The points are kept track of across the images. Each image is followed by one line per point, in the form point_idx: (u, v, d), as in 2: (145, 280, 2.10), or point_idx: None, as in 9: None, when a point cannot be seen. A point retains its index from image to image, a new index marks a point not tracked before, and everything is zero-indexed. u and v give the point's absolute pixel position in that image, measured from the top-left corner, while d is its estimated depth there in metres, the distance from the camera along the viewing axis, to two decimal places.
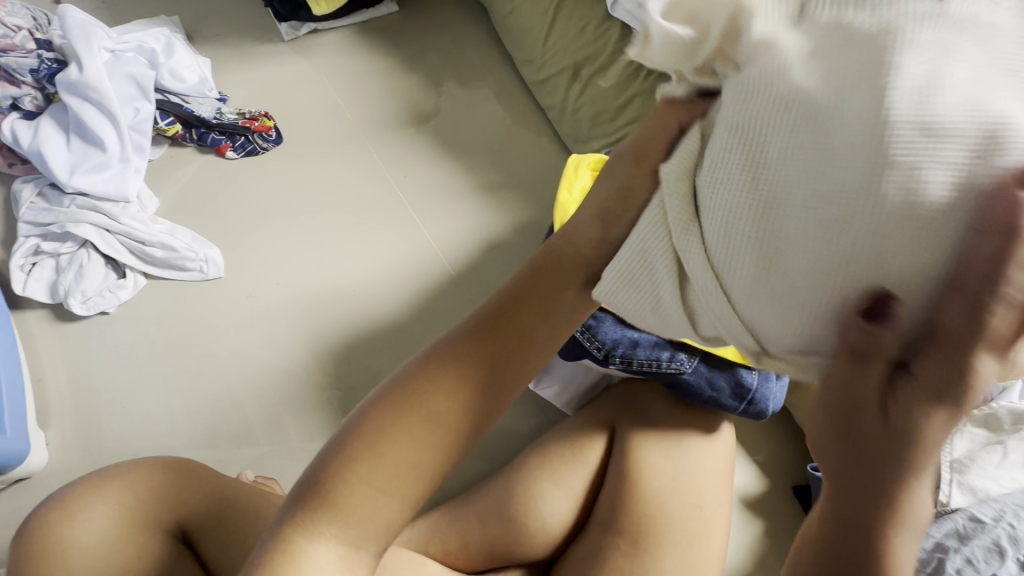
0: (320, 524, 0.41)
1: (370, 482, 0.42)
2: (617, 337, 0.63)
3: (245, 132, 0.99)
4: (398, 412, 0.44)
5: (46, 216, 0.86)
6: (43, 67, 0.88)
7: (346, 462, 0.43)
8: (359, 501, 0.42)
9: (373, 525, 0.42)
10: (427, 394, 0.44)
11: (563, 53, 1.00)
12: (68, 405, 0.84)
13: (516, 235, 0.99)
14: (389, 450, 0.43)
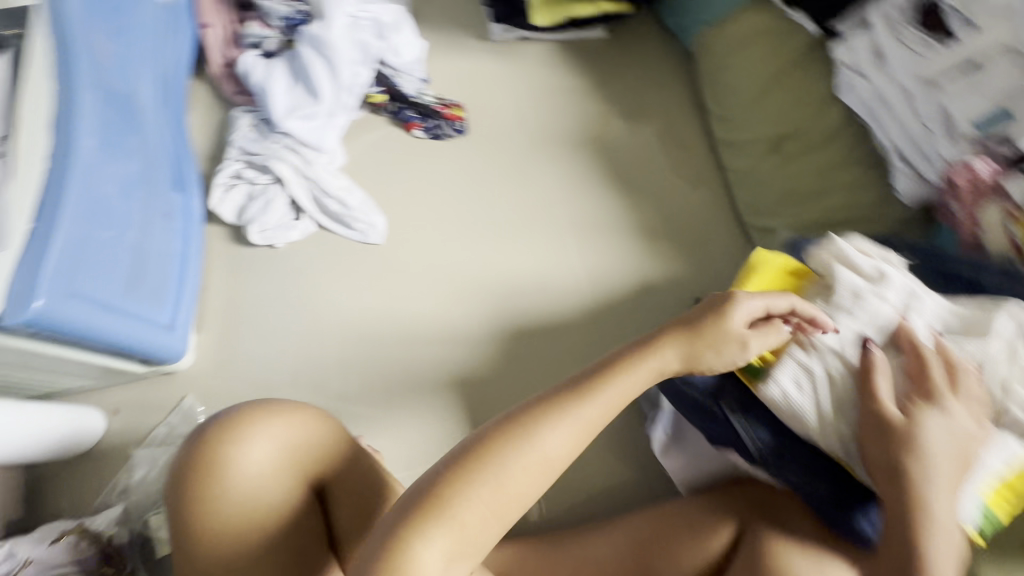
0: (425, 530, 0.45)
1: (474, 505, 0.47)
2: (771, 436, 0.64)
3: (437, 116, 1.03)
4: (503, 456, 0.48)
5: (256, 148, 0.94)
6: (293, 18, 0.97)
7: (449, 484, 0.47)
8: (466, 522, 0.46)
9: (474, 544, 0.47)
10: (538, 443, 0.49)
11: (767, 121, 0.95)
12: (220, 320, 0.90)
13: (663, 290, 0.97)
14: (503, 480, 0.48)
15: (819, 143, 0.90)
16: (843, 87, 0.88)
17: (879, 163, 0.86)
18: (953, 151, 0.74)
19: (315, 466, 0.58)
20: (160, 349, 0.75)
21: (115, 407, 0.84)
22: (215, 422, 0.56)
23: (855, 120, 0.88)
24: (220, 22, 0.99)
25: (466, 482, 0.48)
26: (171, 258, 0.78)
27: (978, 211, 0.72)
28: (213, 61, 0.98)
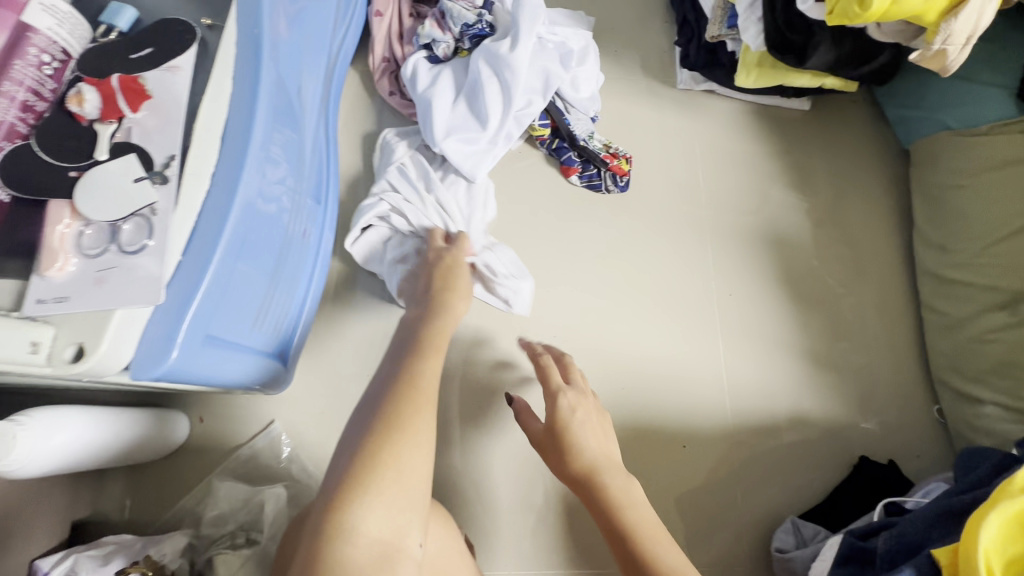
0: (360, 502, 0.44)
1: (394, 467, 0.46)
2: None
3: (602, 166, 0.90)
4: (382, 428, 0.48)
5: (397, 183, 0.81)
6: (476, 27, 0.86)
7: (364, 450, 0.47)
8: (393, 482, 0.45)
9: (404, 504, 0.45)
10: (415, 389, 0.53)
11: (1010, 271, 0.76)
12: (319, 343, 0.80)
13: (818, 430, 0.82)
14: (402, 434, 0.48)
15: None
16: None
17: None
18: None
19: None
20: (268, 382, 0.68)
21: (201, 414, 0.77)
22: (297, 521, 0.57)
23: None
24: (391, 10, 0.90)
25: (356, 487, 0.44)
26: (295, 285, 0.69)
27: None
28: (376, 53, 0.90)
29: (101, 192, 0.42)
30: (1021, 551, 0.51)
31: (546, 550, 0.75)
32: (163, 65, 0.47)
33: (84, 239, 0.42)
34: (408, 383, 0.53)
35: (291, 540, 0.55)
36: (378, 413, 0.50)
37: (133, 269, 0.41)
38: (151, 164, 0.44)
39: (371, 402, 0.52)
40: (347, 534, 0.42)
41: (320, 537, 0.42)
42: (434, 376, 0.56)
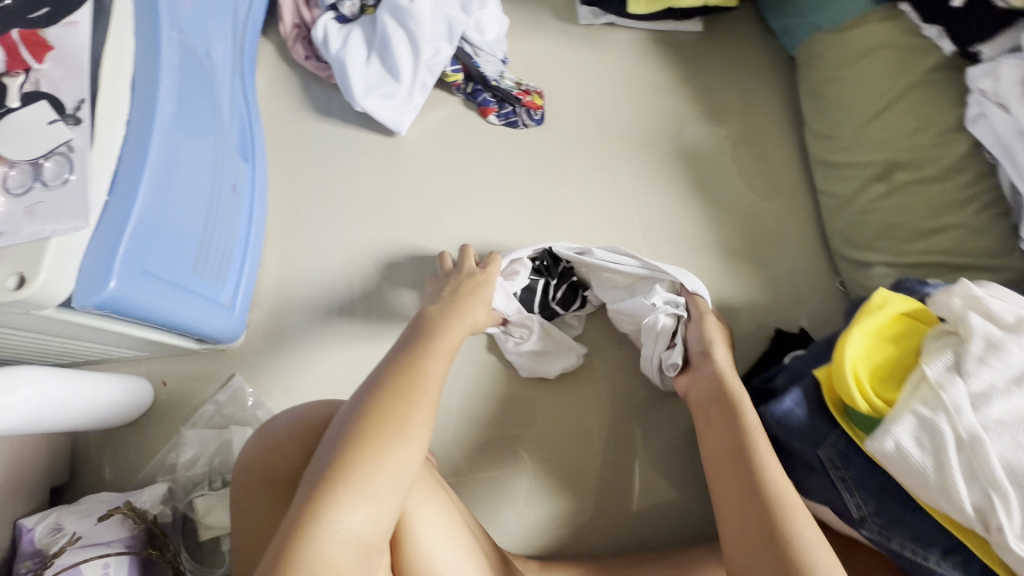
0: (349, 501, 0.46)
1: (389, 472, 0.49)
2: (878, 500, 0.55)
3: (515, 103, 0.96)
4: (377, 429, 0.50)
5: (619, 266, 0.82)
6: None
7: (356, 447, 0.49)
8: (384, 488, 0.48)
9: (391, 502, 0.48)
10: (419, 396, 0.54)
11: (879, 146, 0.86)
12: (270, 298, 0.85)
13: (737, 314, 0.91)
14: (397, 440, 0.50)
15: (937, 176, 0.82)
16: (973, 118, 0.80)
17: (1005, 205, 0.78)
18: None
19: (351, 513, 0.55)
20: (221, 331, 0.73)
21: (163, 378, 0.81)
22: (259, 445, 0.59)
23: (983, 157, 0.80)
24: None
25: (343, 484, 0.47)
26: (232, 236, 0.74)
27: None
28: (285, 20, 0.93)
29: (20, 135, 0.46)
30: (882, 357, 0.59)
31: (504, 451, 0.82)
32: (61, 21, 0.50)
33: (7, 179, 0.45)
34: (416, 388, 0.54)
35: (270, 442, 0.58)
36: (381, 415, 0.51)
37: (59, 202, 0.46)
38: (63, 108, 0.47)
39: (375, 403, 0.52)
40: (336, 523, 0.45)
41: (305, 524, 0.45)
42: (440, 378, 0.58)
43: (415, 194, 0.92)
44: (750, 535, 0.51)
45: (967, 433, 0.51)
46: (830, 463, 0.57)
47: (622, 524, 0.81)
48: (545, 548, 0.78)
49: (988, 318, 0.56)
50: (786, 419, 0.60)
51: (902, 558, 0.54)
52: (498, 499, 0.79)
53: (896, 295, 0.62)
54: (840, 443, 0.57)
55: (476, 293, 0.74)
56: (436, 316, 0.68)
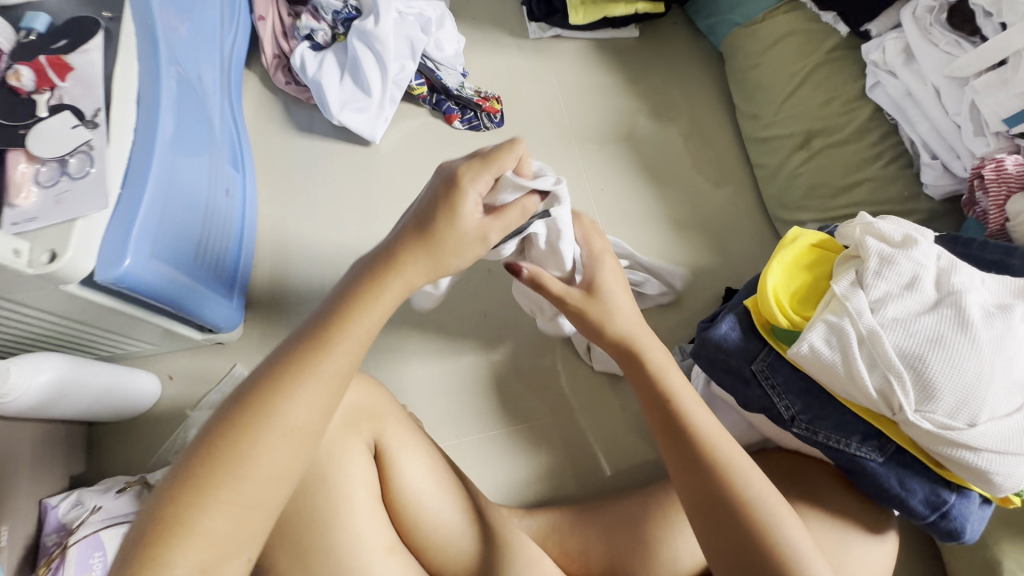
0: (176, 544, 0.40)
1: (228, 507, 0.42)
2: (805, 401, 0.61)
3: (476, 108, 1.07)
4: (225, 449, 0.43)
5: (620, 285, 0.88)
6: (344, 12, 1.03)
7: (197, 473, 0.42)
8: (223, 524, 0.41)
9: (235, 540, 0.42)
10: (279, 415, 0.44)
11: (798, 118, 0.98)
12: (263, 294, 0.93)
13: (691, 277, 1.00)
14: (239, 470, 0.42)
15: (849, 139, 0.93)
16: (871, 86, 0.91)
17: (908, 158, 0.89)
18: (984, 146, 0.76)
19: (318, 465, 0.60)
20: (222, 318, 0.81)
21: (169, 372, 0.88)
22: None
23: (885, 118, 0.91)
24: (272, 13, 1.06)
25: (180, 516, 0.41)
26: (225, 235, 0.82)
27: (1007, 202, 0.74)
28: (266, 51, 1.05)
29: (47, 138, 0.55)
30: (799, 281, 0.66)
31: (486, 416, 0.89)
32: (78, 49, 0.61)
33: (38, 175, 0.54)
34: (282, 402, 0.45)
35: None
36: (222, 441, 0.43)
37: (82, 189, 0.55)
38: (83, 116, 0.57)
39: (223, 425, 0.44)
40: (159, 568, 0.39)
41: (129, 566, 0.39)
42: (331, 379, 0.47)
43: (391, 194, 1.02)
44: (722, 539, 0.50)
45: (866, 330, 0.57)
46: (761, 375, 0.63)
47: (599, 474, 0.87)
48: (531, 500, 0.84)
49: (882, 237, 0.64)
50: (721, 341, 0.66)
51: (830, 449, 0.60)
52: (483, 460, 0.86)
53: (806, 230, 0.69)
54: (770, 358, 0.64)
55: (451, 214, 0.52)
56: (363, 278, 0.51)
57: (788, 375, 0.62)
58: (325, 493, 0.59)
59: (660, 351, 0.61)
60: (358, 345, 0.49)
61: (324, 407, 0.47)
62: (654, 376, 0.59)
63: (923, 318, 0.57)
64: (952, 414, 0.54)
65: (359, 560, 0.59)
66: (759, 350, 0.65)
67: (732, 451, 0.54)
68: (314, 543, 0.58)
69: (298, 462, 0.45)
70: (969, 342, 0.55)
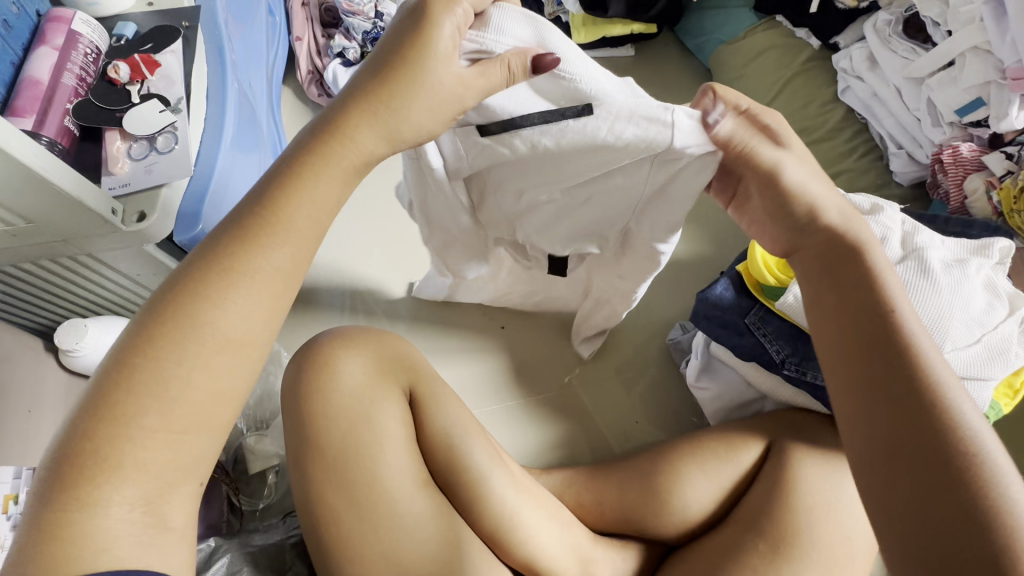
0: (106, 477, 0.40)
1: (157, 436, 0.41)
2: (794, 346, 0.69)
3: None
4: (151, 371, 0.42)
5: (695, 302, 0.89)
6: (373, 32, 1.15)
7: (125, 398, 0.41)
8: (154, 452, 0.41)
9: (176, 468, 0.42)
10: (201, 325, 0.43)
11: (781, 119, 1.08)
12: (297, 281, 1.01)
13: (690, 264, 1.10)
14: (162, 392, 0.42)
15: (827, 136, 1.03)
16: (843, 90, 1.03)
17: (879, 151, 1.00)
18: (941, 134, 0.87)
19: (357, 409, 0.67)
20: None
21: None
22: (296, 356, 0.72)
23: (856, 118, 1.03)
24: (307, 35, 1.18)
25: (114, 446, 0.40)
26: None
27: (963, 182, 0.84)
28: (302, 67, 1.17)
29: (139, 119, 0.65)
30: None
31: (504, 388, 0.96)
32: (162, 51, 0.71)
33: (131, 150, 0.64)
34: (211, 308, 0.44)
35: (301, 354, 0.71)
36: (136, 358, 0.42)
37: (167, 162, 0.64)
38: (168, 102, 0.67)
39: (141, 341, 0.42)
40: (95, 505, 0.39)
41: (58, 508, 0.39)
42: (261, 280, 0.46)
43: None
44: (889, 422, 0.45)
45: None
46: (754, 326, 0.71)
47: (609, 440, 0.94)
48: (549, 463, 0.91)
49: (853, 207, 0.74)
50: (716, 300, 0.74)
51: (818, 388, 0.68)
52: (501, 427, 0.93)
53: None
54: (762, 311, 0.72)
55: (411, 81, 0.49)
56: (299, 162, 0.49)
57: (778, 325, 0.70)
58: (366, 430, 0.67)
59: (877, 254, 0.55)
60: (290, 239, 0.47)
61: (256, 311, 0.45)
62: (865, 267, 0.54)
63: (892, 268, 0.66)
64: None
65: (398, 491, 0.66)
66: (752, 306, 0.73)
67: (930, 348, 0.49)
68: (358, 476, 0.65)
69: (232, 381, 0.44)
70: (930, 285, 0.64)
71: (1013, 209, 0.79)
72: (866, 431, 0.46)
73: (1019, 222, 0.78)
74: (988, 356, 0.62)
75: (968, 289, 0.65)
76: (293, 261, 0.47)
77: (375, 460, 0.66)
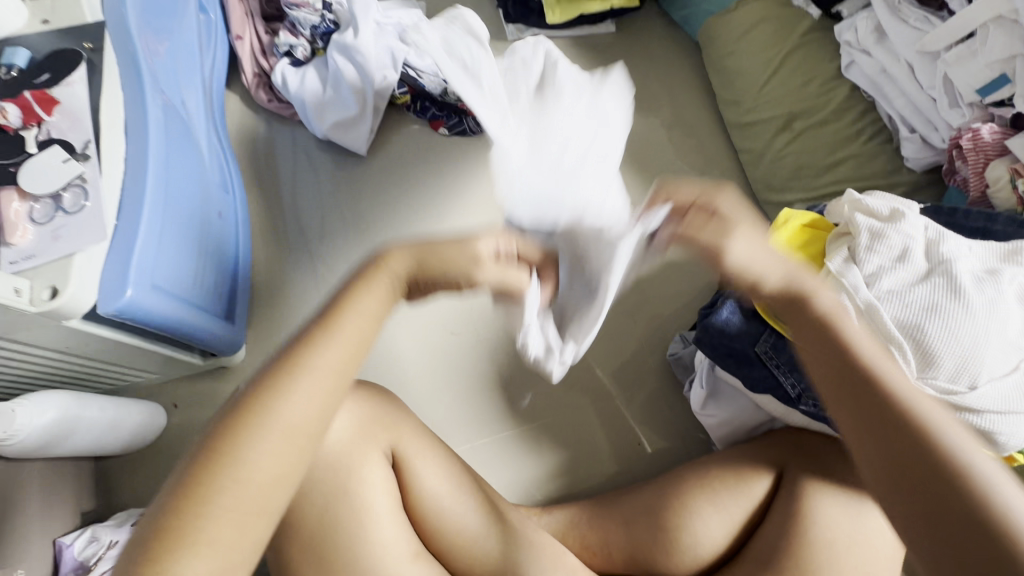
0: None
1: (216, 552, 0.40)
2: (811, 379, 0.63)
3: (461, 113, 1.08)
4: (207, 460, 0.42)
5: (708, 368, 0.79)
6: (322, 26, 1.02)
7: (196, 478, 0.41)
8: (218, 537, 0.40)
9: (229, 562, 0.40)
10: (273, 413, 0.43)
11: (779, 101, 1.00)
12: (265, 315, 0.94)
13: (689, 263, 1.02)
14: (241, 475, 0.41)
15: (830, 118, 0.95)
16: (847, 65, 0.94)
17: (888, 133, 0.92)
18: (960, 116, 0.79)
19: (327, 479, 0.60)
20: (224, 342, 0.81)
21: (173, 400, 0.87)
22: None
23: (862, 96, 0.94)
24: (248, 32, 1.05)
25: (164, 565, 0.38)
26: (225, 254, 0.83)
27: (985, 169, 0.77)
28: (246, 70, 1.04)
29: (41, 174, 0.56)
30: (795, 261, 0.68)
31: (496, 416, 0.90)
32: (61, 82, 0.61)
33: (33, 213, 0.55)
34: (279, 397, 0.44)
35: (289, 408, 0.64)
36: (228, 448, 0.42)
37: (79, 223, 0.55)
38: (74, 148, 0.58)
39: (228, 422, 0.43)
40: None
41: None
42: (325, 369, 0.46)
43: (389, 208, 1.03)
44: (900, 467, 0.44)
45: (863, 305, 0.59)
46: (765, 356, 0.64)
47: (612, 465, 0.88)
48: (549, 496, 0.86)
49: (871, 215, 0.67)
50: (723, 327, 0.66)
51: (838, 422, 0.62)
52: (494, 464, 0.87)
53: (797, 211, 0.71)
54: (774, 338, 0.65)
55: None
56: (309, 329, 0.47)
57: (790, 353, 0.64)
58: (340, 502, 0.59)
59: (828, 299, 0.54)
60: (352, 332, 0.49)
61: (321, 395, 0.46)
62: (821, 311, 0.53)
63: (917, 288, 0.59)
64: (952, 379, 0.55)
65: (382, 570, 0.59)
66: (762, 332, 0.66)
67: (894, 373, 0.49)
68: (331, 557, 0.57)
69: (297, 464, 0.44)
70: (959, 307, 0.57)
71: None
72: (903, 495, 0.43)
73: None
74: None
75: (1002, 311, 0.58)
76: (348, 358, 0.48)
77: (349, 535, 0.58)
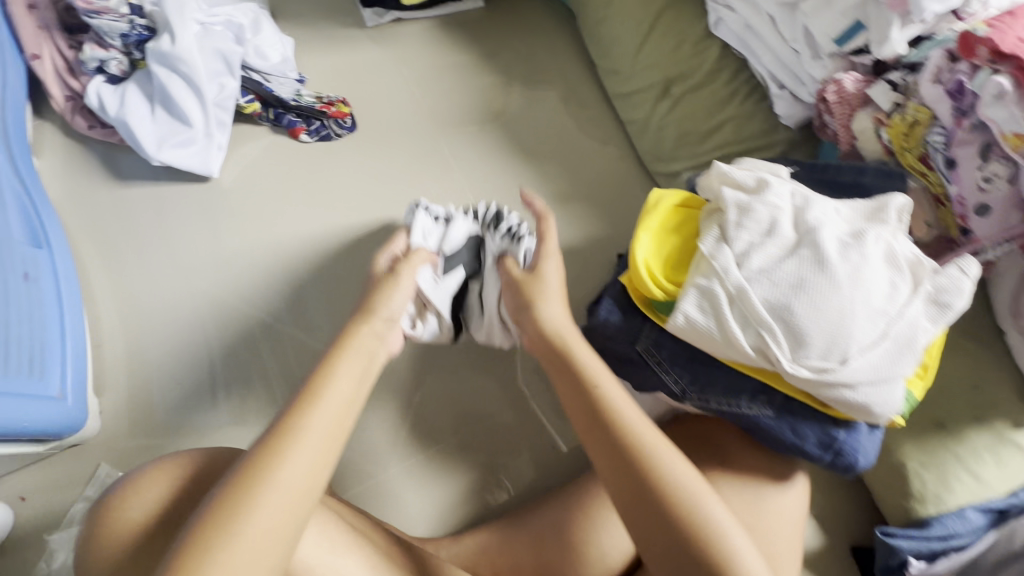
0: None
1: None
2: (694, 371, 0.59)
3: (321, 116, 0.98)
4: (222, 517, 0.46)
5: None
6: (134, 33, 0.88)
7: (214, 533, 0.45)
8: None
9: None
10: (273, 483, 0.48)
11: (654, 67, 0.96)
12: (123, 375, 0.83)
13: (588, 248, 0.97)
14: (254, 525, 0.46)
15: (705, 81, 0.92)
16: (714, 23, 0.89)
17: (761, 91, 0.89)
18: (823, 69, 0.76)
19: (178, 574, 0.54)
20: (58, 423, 0.68)
21: (22, 493, 0.76)
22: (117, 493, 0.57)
23: (732, 54, 0.90)
24: (48, 49, 0.89)
25: None
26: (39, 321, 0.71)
27: (851, 121, 0.75)
28: (54, 95, 0.90)
29: None
30: (669, 244, 0.64)
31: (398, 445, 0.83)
32: None
33: None
34: (277, 460, 0.49)
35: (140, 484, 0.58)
36: (230, 520, 0.46)
37: None
38: None
39: (229, 493, 0.47)
40: None
41: None
42: (317, 439, 0.51)
43: (253, 234, 0.92)
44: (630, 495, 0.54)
45: (734, 290, 0.56)
46: (648, 355, 0.61)
47: (534, 477, 0.83)
48: (463, 521, 0.80)
49: (737, 187, 0.63)
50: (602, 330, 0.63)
51: (726, 413, 0.60)
52: (399, 502, 0.80)
53: (667, 191, 0.67)
54: (654, 334, 0.61)
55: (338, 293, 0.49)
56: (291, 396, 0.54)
57: (672, 347, 0.60)
58: None
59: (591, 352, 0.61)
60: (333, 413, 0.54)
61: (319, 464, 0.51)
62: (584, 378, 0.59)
63: (784, 264, 0.56)
64: (824, 356, 0.53)
65: None
66: (642, 328, 0.62)
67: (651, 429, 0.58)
68: None
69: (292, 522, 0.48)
70: (822, 280, 0.55)
71: (904, 148, 0.71)
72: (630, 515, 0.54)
73: (912, 161, 0.71)
74: (911, 345, 0.55)
75: (865, 277, 0.56)
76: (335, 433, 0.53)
77: None
